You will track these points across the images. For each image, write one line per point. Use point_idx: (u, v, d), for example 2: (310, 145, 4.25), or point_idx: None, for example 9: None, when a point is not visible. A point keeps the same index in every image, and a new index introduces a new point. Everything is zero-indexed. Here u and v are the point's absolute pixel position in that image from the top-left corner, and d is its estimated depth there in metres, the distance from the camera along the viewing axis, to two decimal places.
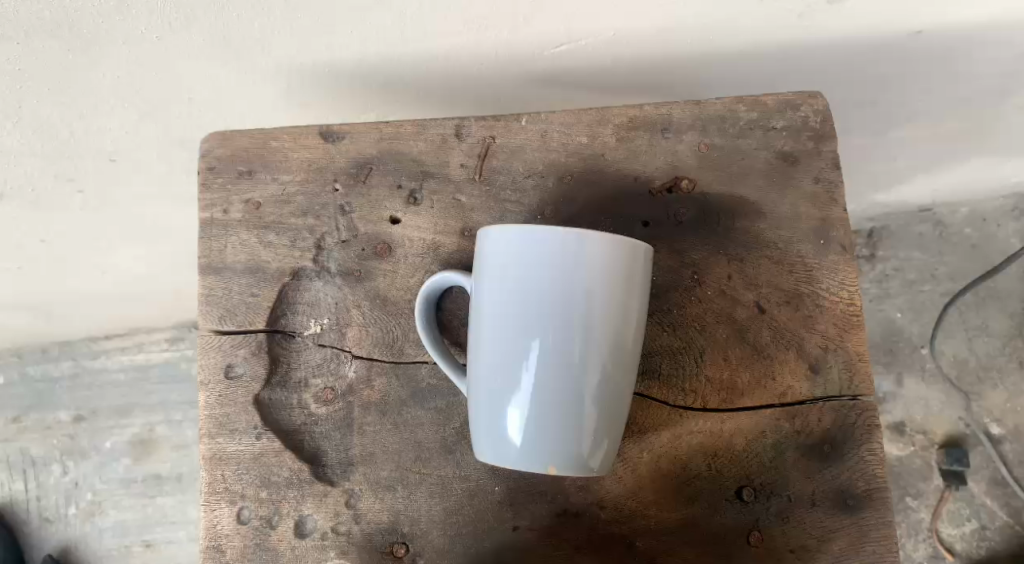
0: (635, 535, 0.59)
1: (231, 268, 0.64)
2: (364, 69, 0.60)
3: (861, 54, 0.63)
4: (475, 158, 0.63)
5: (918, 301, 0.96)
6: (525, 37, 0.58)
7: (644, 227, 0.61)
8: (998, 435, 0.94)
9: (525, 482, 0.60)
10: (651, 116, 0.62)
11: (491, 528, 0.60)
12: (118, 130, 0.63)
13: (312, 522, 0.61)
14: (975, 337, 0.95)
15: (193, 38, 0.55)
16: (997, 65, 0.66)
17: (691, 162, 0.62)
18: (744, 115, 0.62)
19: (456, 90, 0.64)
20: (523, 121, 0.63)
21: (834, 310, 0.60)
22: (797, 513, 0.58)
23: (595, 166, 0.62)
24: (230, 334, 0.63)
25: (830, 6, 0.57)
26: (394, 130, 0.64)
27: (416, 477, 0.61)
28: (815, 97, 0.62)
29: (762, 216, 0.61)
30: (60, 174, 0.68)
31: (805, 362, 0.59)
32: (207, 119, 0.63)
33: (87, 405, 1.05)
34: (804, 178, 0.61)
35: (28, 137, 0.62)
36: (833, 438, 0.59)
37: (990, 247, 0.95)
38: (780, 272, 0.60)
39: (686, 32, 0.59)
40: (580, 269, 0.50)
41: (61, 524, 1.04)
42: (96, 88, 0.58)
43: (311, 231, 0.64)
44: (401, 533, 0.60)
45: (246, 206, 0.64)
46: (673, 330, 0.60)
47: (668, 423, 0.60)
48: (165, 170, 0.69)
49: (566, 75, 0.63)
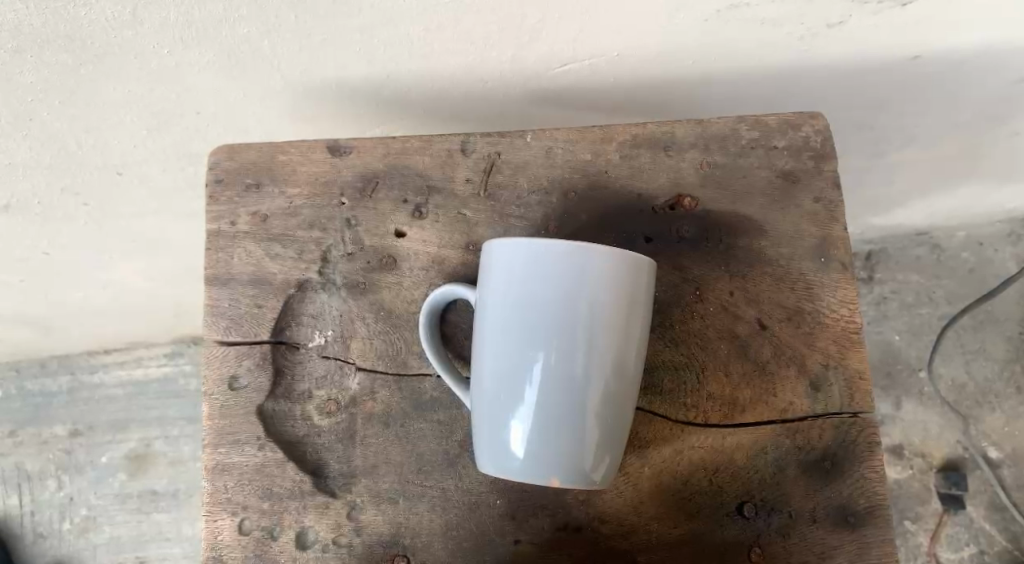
0: (635, 550, 0.59)
1: (236, 279, 0.64)
2: (371, 85, 0.61)
3: (860, 78, 0.64)
4: (480, 174, 0.64)
5: (916, 323, 0.97)
6: (530, 56, 0.59)
7: (646, 242, 0.62)
8: (997, 459, 0.94)
9: (526, 495, 0.60)
10: (654, 133, 0.63)
11: (493, 541, 0.60)
12: (127, 143, 0.64)
13: (314, 534, 0.61)
14: (974, 361, 0.96)
15: (204, 54, 0.56)
16: (992, 91, 0.67)
17: (693, 180, 0.63)
18: (746, 134, 0.63)
19: (462, 108, 0.65)
20: (527, 138, 0.64)
21: (835, 328, 0.60)
22: (798, 530, 0.58)
23: (599, 183, 0.63)
24: (234, 345, 0.63)
25: (830, 30, 0.58)
26: (401, 145, 0.65)
27: (418, 489, 0.61)
28: (815, 118, 0.63)
29: (764, 233, 0.62)
30: (68, 186, 0.68)
31: (805, 378, 0.60)
32: (214, 133, 0.64)
33: (83, 420, 1.05)
34: (804, 197, 0.62)
35: (36, 149, 0.63)
36: (834, 455, 0.59)
37: (986, 271, 0.96)
38: (781, 289, 0.61)
39: (687, 54, 0.60)
40: (583, 281, 0.51)
41: (54, 540, 1.03)
42: (106, 102, 0.59)
43: (316, 244, 0.64)
44: (402, 546, 0.60)
45: (253, 218, 0.65)
46: (675, 345, 0.61)
47: (670, 437, 0.60)
48: (170, 183, 0.70)
49: (570, 94, 0.64)
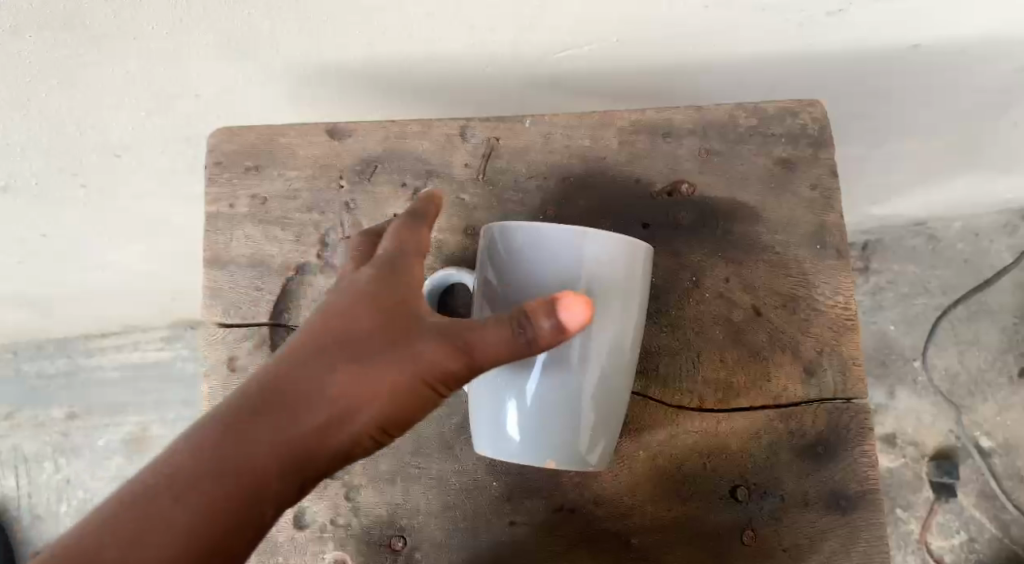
0: (630, 533, 0.60)
1: (235, 262, 0.65)
2: (373, 69, 0.61)
3: (858, 67, 0.64)
4: (479, 159, 0.64)
5: (911, 313, 0.97)
6: (532, 42, 0.59)
7: (644, 228, 0.62)
8: (989, 448, 0.95)
9: (522, 478, 0.61)
10: (653, 119, 0.64)
11: (489, 523, 0.61)
12: (126, 124, 0.64)
13: (311, 514, 0.61)
14: (967, 351, 0.96)
15: (204, 36, 0.55)
16: (991, 81, 0.67)
17: (691, 167, 0.63)
18: (744, 122, 0.63)
19: (463, 94, 0.65)
20: (526, 123, 0.64)
21: (830, 314, 0.61)
22: (790, 513, 0.59)
23: (597, 168, 0.63)
24: (234, 327, 0.64)
25: (832, 17, 0.58)
26: (400, 130, 0.65)
27: (415, 471, 0.62)
28: (814, 105, 0.63)
29: (760, 220, 0.62)
30: (67, 168, 0.68)
31: (800, 364, 0.60)
32: (213, 116, 0.64)
33: (81, 403, 1.06)
34: (801, 185, 0.62)
35: (35, 129, 0.63)
36: (826, 441, 0.60)
37: (982, 261, 0.96)
38: (777, 275, 0.61)
39: (687, 42, 0.60)
40: (590, 274, 0.51)
41: (50, 523, 1.03)
42: (106, 83, 0.59)
43: (316, 226, 0.65)
44: (399, 527, 0.61)
45: (253, 201, 0.66)
46: (671, 331, 0.61)
47: (665, 422, 0.61)
48: (169, 165, 0.70)
49: (571, 80, 0.64)
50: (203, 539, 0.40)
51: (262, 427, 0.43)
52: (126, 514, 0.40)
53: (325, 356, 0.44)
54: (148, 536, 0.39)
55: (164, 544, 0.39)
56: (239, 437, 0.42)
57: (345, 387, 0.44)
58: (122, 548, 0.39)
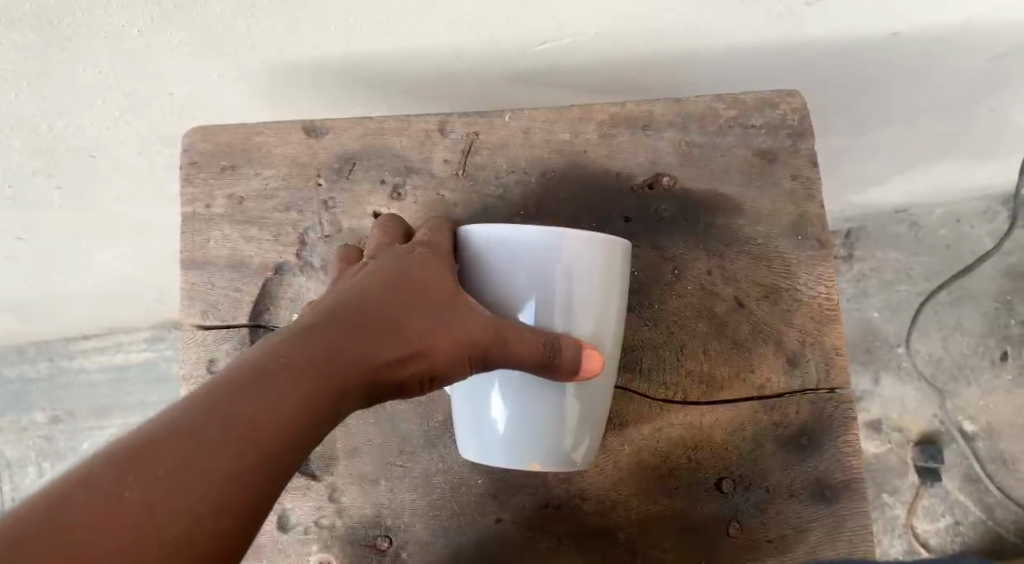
0: (616, 527, 0.60)
1: (213, 264, 0.65)
2: (350, 65, 0.60)
3: (837, 56, 0.64)
4: (459, 155, 0.64)
5: (894, 300, 0.98)
6: (510, 36, 0.58)
7: (625, 222, 0.62)
8: (972, 432, 0.95)
9: (507, 475, 0.61)
10: (632, 112, 0.63)
11: (474, 521, 0.60)
12: (100, 126, 0.62)
13: (295, 516, 0.61)
14: (950, 336, 0.97)
15: (176, 34, 0.54)
16: (969, 68, 0.67)
17: (671, 160, 0.63)
18: (724, 113, 0.63)
19: (441, 88, 0.64)
20: (506, 118, 0.64)
21: (812, 305, 0.61)
22: (775, 504, 0.59)
23: (577, 162, 0.63)
24: (213, 330, 0.64)
25: (809, 7, 0.58)
26: (378, 127, 0.64)
27: (399, 470, 0.61)
28: (793, 96, 0.63)
29: (741, 212, 0.62)
30: (41, 171, 0.67)
31: (783, 355, 0.60)
32: (189, 115, 0.63)
33: (63, 406, 1.05)
34: (781, 175, 0.62)
35: (6, 132, 0.62)
36: (810, 431, 0.60)
37: (963, 247, 0.96)
38: (758, 267, 0.61)
39: (666, 34, 0.60)
40: (575, 278, 0.50)
41: None
42: (78, 84, 0.58)
43: (294, 226, 0.64)
44: (384, 527, 0.61)
45: (229, 201, 0.65)
46: (654, 325, 0.61)
47: (650, 416, 0.61)
48: (145, 166, 0.69)
49: (550, 73, 0.63)
50: (284, 434, 0.40)
51: (345, 347, 0.44)
52: (220, 399, 0.39)
53: (407, 298, 0.47)
54: (240, 411, 0.39)
55: (249, 426, 0.39)
56: (331, 350, 0.43)
57: (414, 334, 0.47)
58: (222, 421, 0.38)
